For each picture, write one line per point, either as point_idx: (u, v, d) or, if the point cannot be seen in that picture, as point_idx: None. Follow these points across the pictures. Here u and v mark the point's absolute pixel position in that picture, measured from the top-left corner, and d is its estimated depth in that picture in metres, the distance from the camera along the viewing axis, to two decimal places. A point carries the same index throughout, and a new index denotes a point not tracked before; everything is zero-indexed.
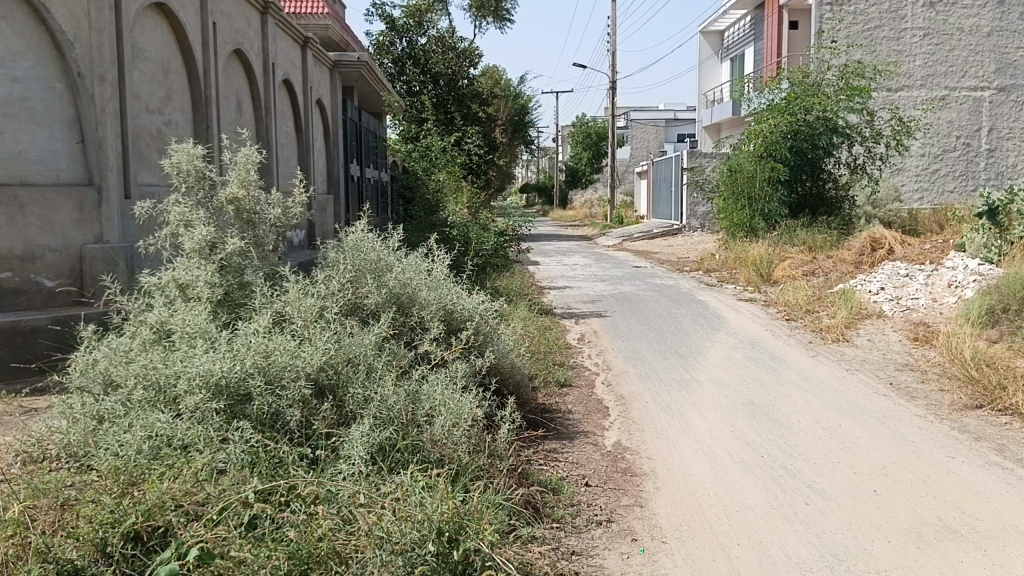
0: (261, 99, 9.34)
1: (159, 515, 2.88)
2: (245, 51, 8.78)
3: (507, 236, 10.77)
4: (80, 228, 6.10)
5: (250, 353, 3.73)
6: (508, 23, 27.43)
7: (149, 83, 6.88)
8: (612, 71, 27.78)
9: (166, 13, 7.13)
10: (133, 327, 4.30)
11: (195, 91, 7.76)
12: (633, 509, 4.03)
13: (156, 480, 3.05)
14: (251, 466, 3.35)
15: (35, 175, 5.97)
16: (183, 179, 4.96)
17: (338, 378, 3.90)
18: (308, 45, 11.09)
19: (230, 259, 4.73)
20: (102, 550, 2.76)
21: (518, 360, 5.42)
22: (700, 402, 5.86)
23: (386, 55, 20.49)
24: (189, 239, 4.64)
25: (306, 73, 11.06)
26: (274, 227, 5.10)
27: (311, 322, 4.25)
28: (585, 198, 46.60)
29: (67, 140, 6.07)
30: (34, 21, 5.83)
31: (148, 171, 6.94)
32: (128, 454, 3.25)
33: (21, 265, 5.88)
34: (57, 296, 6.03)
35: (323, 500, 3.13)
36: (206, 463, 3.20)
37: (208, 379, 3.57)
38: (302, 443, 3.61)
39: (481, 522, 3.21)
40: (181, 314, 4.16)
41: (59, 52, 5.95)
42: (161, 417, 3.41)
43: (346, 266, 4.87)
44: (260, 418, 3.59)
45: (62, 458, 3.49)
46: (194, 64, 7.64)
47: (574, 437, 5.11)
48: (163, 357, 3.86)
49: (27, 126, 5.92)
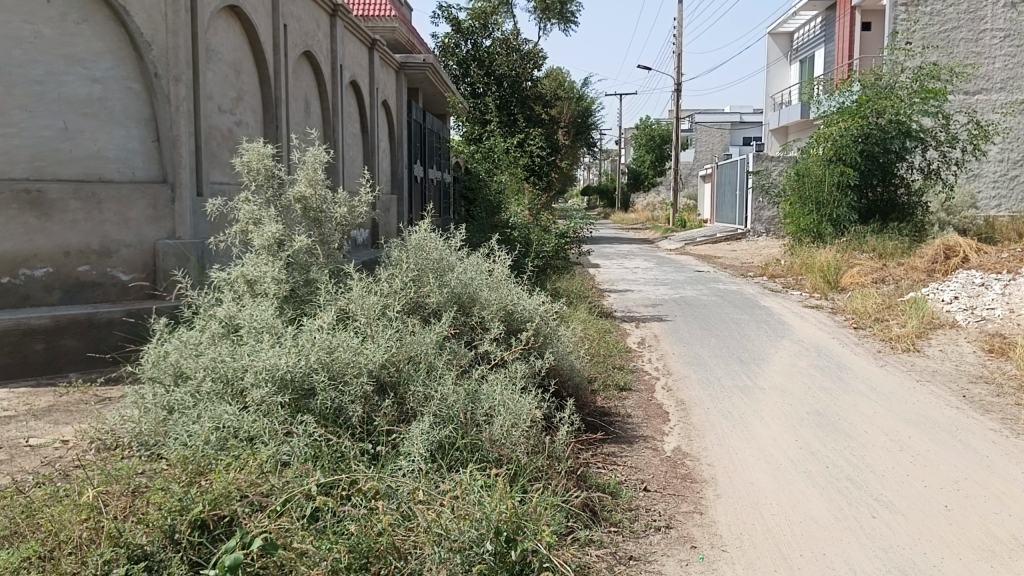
0: (328, 100, 9.52)
1: (224, 504, 2.94)
2: (314, 53, 8.96)
3: (569, 238, 10.73)
4: (155, 225, 6.29)
5: (314, 348, 3.79)
6: (571, 24, 27.31)
7: (222, 84, 7.07)
8: (677, 73, 27.54)
9: (239, 16, 7.32)
10: (202, 320, 4.42)
11: (266, 92, 7.93)
12: (692, 515, 3.97)
13: (223, 470, 3.12)
14: (314, 459, 3.41)
15: (112, 172, 6.13)
16: (253, 177, 5.09)
17: (399, 375, 3.94)
18: (375, 47, 11.24)
19: (298, 256, 4.84)
20: (170, 536, 2.82)
21: (578, 362, 5.39)
22: (762, 409, 5.75)
23: (451, 56, 20.67)
24: (259, 236, 4.76)
25: (373, 74, 11.22)
26: (340, 226, 5.17)
27: (374, 320, 4.30)
28: (647, 201, 46.16)
29: (143, 139, 6.27)
30: (114, 23, 6.04)
31: (220, 169, 7.12)
32: (196, 444, 3.34)
33: (98, 259, 6.07)
34: (131, 290, 6.20)
35: (383, 495, 3.18)
36: (270, 455, 3.27)
37: (274, 373, 3.65)
38: (363, 439, 3.66)
39: (539, 523, 3.19)
40: (249, 309, 4.26)
41: (137, 54, 6.16)
42: (228, 409, 3.49)
43: (408, 264, 4.91)
44: (323, 412, 3.65)
45: (134, 446, 3.64)
46: (265, 66, 7.81)
47: (634, 441, 5.07)
48: (231, 350, 3.96)
49: (106, 125, 6.09)
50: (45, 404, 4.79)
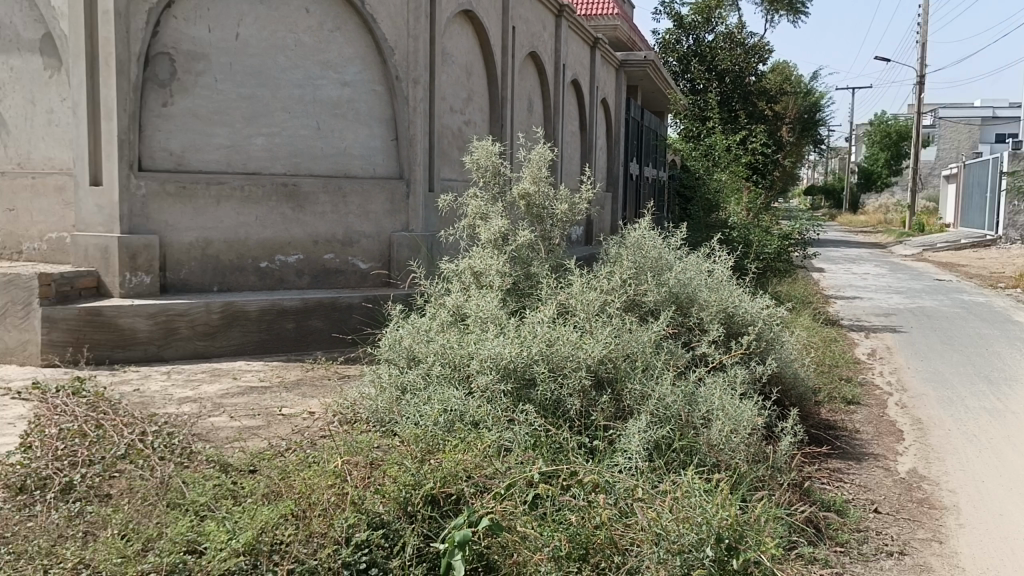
0: (551, 99, 9.73)
1: (452, 484, 3.11)
2: (540, 53, 9.20)
3: (793, 239, 10.14)
4: (391, 217, 6.76)
5: (536, 340, 3.90)
6: (802, 15, 25.99)
7: (454, 85, 7.46)
8: (921, 65, 25.40)
9: (473, 20, 7.68)
10: (433, 308, 4.69)
11: (493, 92, 8.25)
12: (930, 544, 3.66)
13: (450, 451, 3.30)
14: (533, 447, 3.53)
15: (356, 169, 6.63)
16: (482, 174, 5.32)
17: (617, 372, 3.94)
18: (597, 45, 11.34)
19: (521, 250, 4.99)
20: (404, 508, 3.00)
21: (802, 370, 5.15)
22: (1015, 436, 5.18)
23: (670, 53, 20.05)
24: (486, 230, 4.97)
25: (594, 73, 11.33)
26: (562, 223, 5.26)
27: (593, 315, 4.36)
28: (878, 203, 42.98)
29: (384, 137, 6.74)
30: (363, 30, 6.55)
31: (450, 167, 7.51)
32: (426, 424, 3.57)
33: (342, 248, 6.58)
34: (369, 278, 6.71)
35: (603, 489, 3.23)
36: (494, 440, 3.43)
37: (498, 362, 3.81)
38: (581, 432, 3.72)
39: (762, 534, 3.08)
40: (476, 299, 4.47)
41: (381, 58, 6.65)
42: (455, 393, 3.70)
43: (628, 262, 4.92)
44: (543, 403, 3.76)
45: (371, 421, 3.94)
46: (494, 67, 8.13)
47: (862, 458, 4.77)
48: (458, 338, 4.18)
49: (353, 125, 6.58)
50: (295, 377, 5.30)
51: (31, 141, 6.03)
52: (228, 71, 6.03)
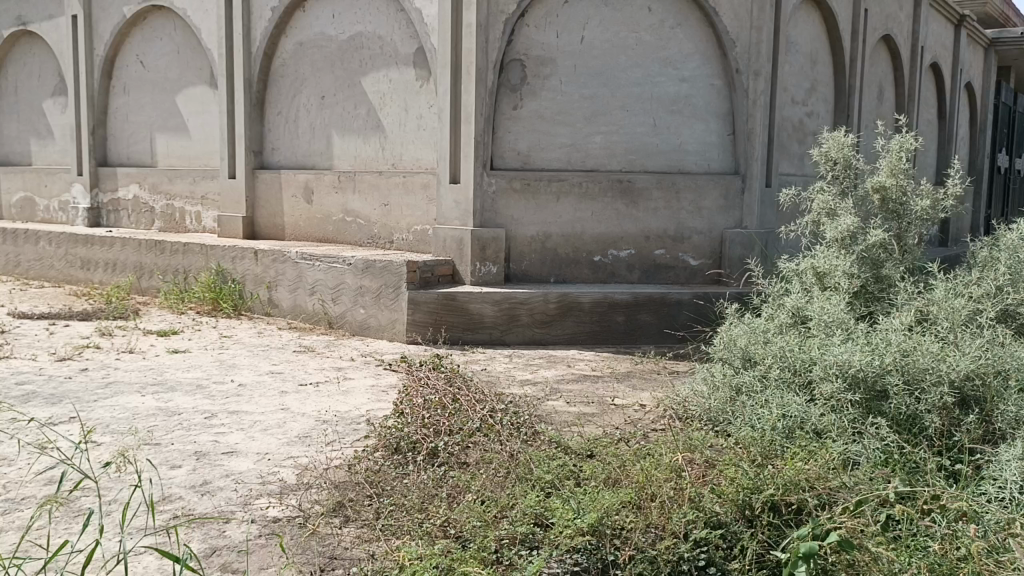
0: (904, 86, 8.90)
1: (795, 493, 2.97)
2: (894, 37, 8.45)
3: None
4: (724, 214, 6.62)
5: (890, 349, 3.61)
6: None
7: (797, 75, 7.15)
8: None
9: (820, 6, 7.29)
10: (770, 310, 4.54)
11: (839, 81, 7.77)
12: None
13: (792, 459, 3.18)
14: (884, 465, 3.28)
15: (691, 165, 6.60)
16: (831, 168, 5.01)
17: (987, 391, 3.48)
18: (964, 22, 10.13)
19: (872, 250, 4.59)
20: (744, 511, 2.93)
21: None
22: None
23: None
24: (833, 228, 4.65)
25: (959, 54, 10.14)
26: (921, 221, 4.78)
27: (958, 325, 3.92)
28: None
29: (721, 132, 6.65)
30: (704, 25, 6.52)
31: (789, 162, 7.18)
32: (764, 428, 3.48)
33: (673, 244, 6.56)
34: (699, 275, 6.61)
35: (970, 519, 2.91)
36: (839, 452, 3.26)
37: (846, 370, 3.57)
38: (942, 454, 3.37)
39: None
40: (819, 302, 4.25)
41: (722, 52, 6.57)
42: (796, 399, 3.57)
43: (1002, 267, 4.35)
44: (897, 419, 3.47)
45: (704, 420, 3.94)
46: (842, 55, 7.65)
47: None
48: (800, 342, 3.99)
49: (689, 120, 6.57)
50: (625, 369, 5.43)
51: (404, 145, 6.86)
52: (573, 73, 6.35)
